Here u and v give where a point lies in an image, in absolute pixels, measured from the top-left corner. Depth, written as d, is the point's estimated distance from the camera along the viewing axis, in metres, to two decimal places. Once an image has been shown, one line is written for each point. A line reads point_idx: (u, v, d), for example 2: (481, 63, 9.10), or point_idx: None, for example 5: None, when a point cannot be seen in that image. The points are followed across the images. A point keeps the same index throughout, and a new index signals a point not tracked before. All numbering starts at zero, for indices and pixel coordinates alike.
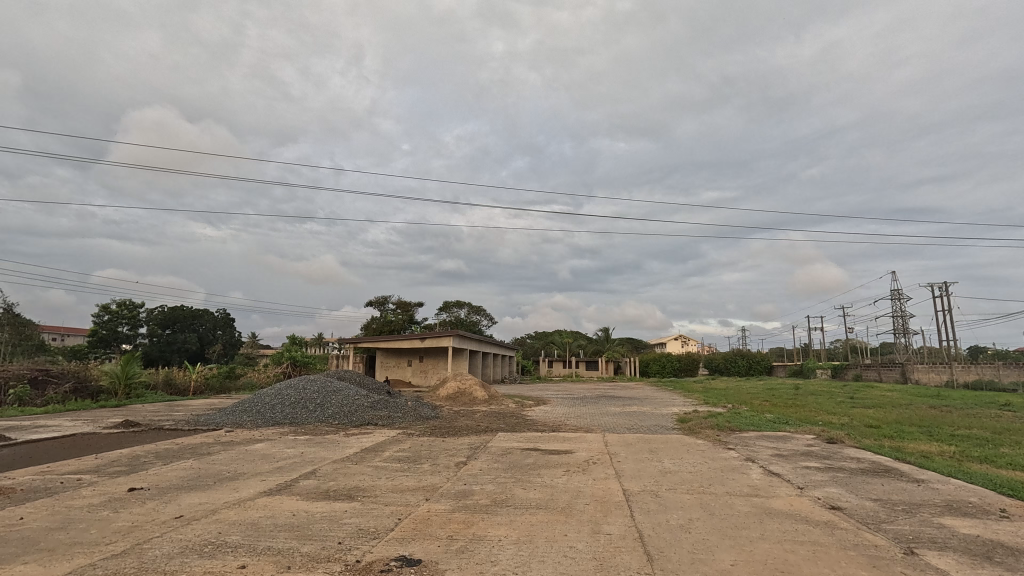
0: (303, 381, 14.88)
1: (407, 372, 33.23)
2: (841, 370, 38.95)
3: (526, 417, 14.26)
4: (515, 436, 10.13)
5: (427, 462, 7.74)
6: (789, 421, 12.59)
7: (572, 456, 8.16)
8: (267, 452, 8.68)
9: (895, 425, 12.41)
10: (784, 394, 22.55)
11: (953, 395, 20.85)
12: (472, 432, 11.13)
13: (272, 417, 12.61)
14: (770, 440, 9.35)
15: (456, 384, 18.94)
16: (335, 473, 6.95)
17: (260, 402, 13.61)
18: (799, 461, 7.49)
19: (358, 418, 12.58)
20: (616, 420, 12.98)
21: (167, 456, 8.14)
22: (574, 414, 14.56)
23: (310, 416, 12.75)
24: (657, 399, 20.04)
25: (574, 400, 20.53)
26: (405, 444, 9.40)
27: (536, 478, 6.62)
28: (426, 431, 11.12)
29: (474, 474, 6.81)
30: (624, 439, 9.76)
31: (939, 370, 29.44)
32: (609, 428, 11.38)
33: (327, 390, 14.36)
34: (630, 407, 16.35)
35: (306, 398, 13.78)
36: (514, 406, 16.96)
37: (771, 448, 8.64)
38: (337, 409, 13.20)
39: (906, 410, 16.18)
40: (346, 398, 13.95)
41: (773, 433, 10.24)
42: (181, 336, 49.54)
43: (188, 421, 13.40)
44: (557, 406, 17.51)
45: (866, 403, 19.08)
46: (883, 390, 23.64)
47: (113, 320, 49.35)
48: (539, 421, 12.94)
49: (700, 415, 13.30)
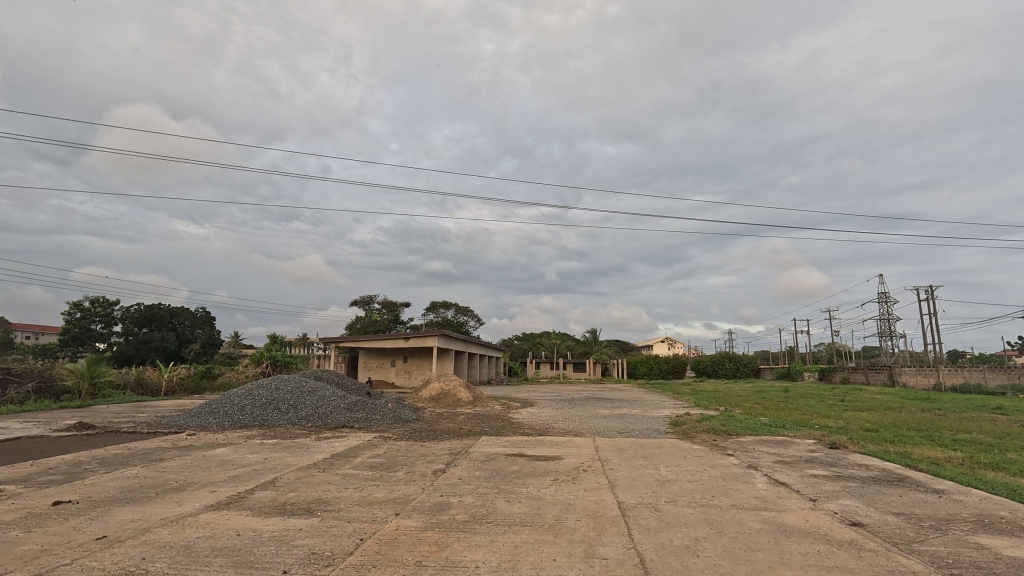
0: (276, 381, 14.05)
1: (390, 373, 32.41)
2: (828, 373, 38.89)
3: (512, 419, 13.61)
4: (500, 441, 9.48)
5: (402, 469, 7.04)
6: (786, 425, 12.10)
7: (561, 463, 7.51)
8: (226, 457, 7.90)
9: (893, 429, 11.99)
10: (774, 397, 22.16)
11: (943, 398, 20.64)
12: (454, 435, 10.44)
13: (241, 419, 11.80)
14: (769, 446, 8.81)
15: (439, 386, 18.24)
16: (296, 483, 6.21)
17: (228, 403, 12.76)
18: (805, 470, 6.94)
19: (333, 420, 11.81)
20: (606, 423, 12.40)
21: (112, 463, 7.33)
22: (562, 417, 13.92)
23: (282, 418, 11.96)
24: (647, 401, 19.51)
25: (561, 402, 19.91)
26: (380, 449, 8.69)
27: (521, 488, 5.96)
28: (405, 435, 10.41)
29: (453, 484, 6.14)
30: (617, 444, 9.16)
31: (927, 373, 29.35)
32: (600, 432, 10.78)
33: (302, 391, 13.55)
34: (620, 409, 15.75)
35: (278, 398, 12.98)
36: (499, 408, 16.28)
37: (773, 454, 8.11)
38: (311, 410, 12.41)
39: (900, 414, 15.82)
40: (322, 399, 13.18)
41: (772, 437, 9.73)
42: (158, 335, 48.07)
43: (150, 423, 12.51)
44: (544, 408, 16.88)
45: (858, 405, 18.74)
46: (872, 393, 23.45)
47: (86, 317, 47.78)
48: (526, 425, 12.27)
49: (693, 418, 12.75)
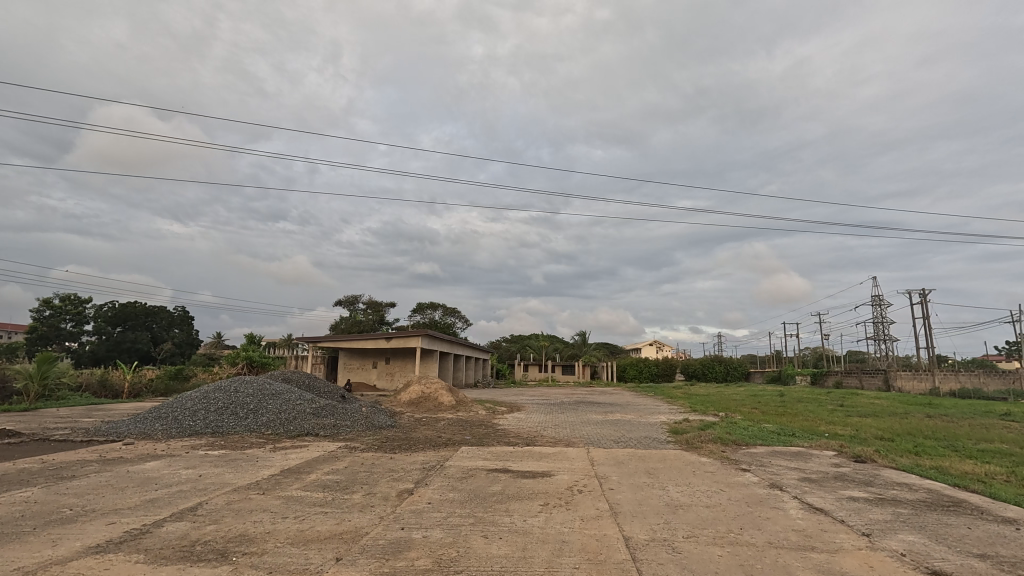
0: (237, 381, 12.70)
1: (371, 375, 31.03)
2: (821, 377, 38.22)
3: (497, 426, 12.47)
4: (483, 452, 8.36)
5: (360, 490, 5.84)
6: (796, 433, 11.10)
7: (552, 482, 6.37)
8: (153, 474, 6.61)
9: (910, 437, 11.06)
10: (770, 402, 21.28)
11: (944, 403, 19.91)
12: (429, 445, 9.25)
13: (190, 427, 10.45)
14: (788, 460, 7.75)
15: (419, 389, 17.00)
16: (223, 511, 4.97)
17: (179, 408, 11.38)
18: (839, 490, 5.88)
19: (296, 427, 10.56)
20: (600, 431, 11.30)
21: (6, 483, 6.00)
22: (552, 423, 12.81)
23: (239, 425, 10.65)
24: (641, 405, 18.44)
25: (550, 405, 18.82)
26: (341, 462, 7.46)
27: (501, 518, 4.80)
28: (373, 445, 9.20)
29: (418, 512, 4.95)
30: (616, 456, 8.07)
31: (922, 378, 28.77)
32: (594, 441, 9.65)
33: (264, 393, 12.22)
34: (613, 415, 14.70)
35: (237, 402, 11.64)
36: (483, 413, 15.11)
37: (795, 470, 7.05)
38: (272, 416, 11.12)
39: (906, 419, 15.03)
40: (287, 403, 11.89)
41: (788, 449, 8.66)
42: (131, 335, 46.17)
43: (87, 430, 11.06)
44: (532, 413, 15.71)
45: (861, 410, 17.90)
46: (870, 397, 22.74)
47: (55, 316, 45.69)
48: (511, 432, 11.13)
49: (694, 425, 11.71)
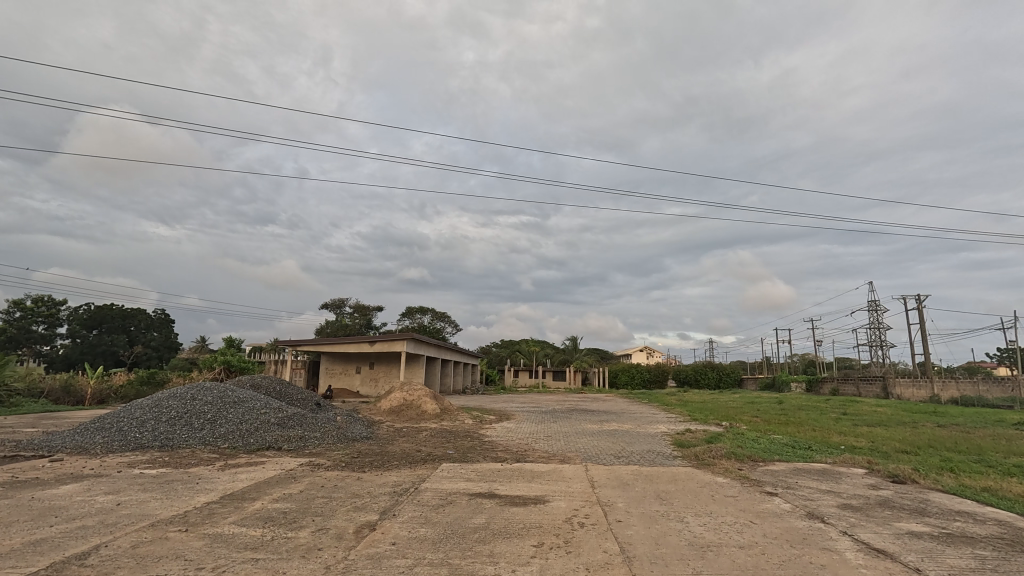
0: (196, 387, 11.44)
1: (355, 381, 29.76)
2: (816, 384, 37.52)
3: (484, 438, 11.40)
4: (467, 471, 7.24)
5: (310, 526, 4.70)
6: (811, 446, 10.16)
7: (546, 512, 5.26)
8: (59, 502, 5.38)
9: (934, 450, 10.13)
10: (770, 409, 20.45)
11: (948, 411, 19.18)
12: (405, 462, 8.11)
13: (135, 440, 9.20)
14: (816, 480, 6.77)
15: (401, 396, 15.84)
16: (121, 560, 3.80)
17: (125, 418, 10.11)
18: (894, 524, 4.85)
19: (256, 440, 9.37)
20: (598, 443, 10.28)
21: None
22: (543, 435, 11.76)
23: (192, 438, 9.44)
24: (637, 413, 17.46)
25: (542, 414, 17.79)
26: (296, 486, 6.29)
27: (482, 570, 3.69)
28: (340, 461, 8.04)
29: (378, 559, 3.85)
30: (620, 477, 7.02)
31: (920, 385, 28.14)
32: (591, 457, 8.61)
33: (225, 401, 10.99)
34: (609, 424, 13.70)
35: (193, 411, 10.40)
36: (470, 423, 13.97)
37: (830, 495, 6.05)
38: (231, 428, 9.91)
39: (918, 430, 14.13)
40: (250, 412, 10.67)
41: (811, 466, 7.68)
42: (108, 338, 44.49)
43: (17, 444, 9.71)
44: (522, 423, 14.64)
45: (868, 419, 17.06)
46: (872, 405, 21.97)
47: (27, 317, 43.82)
48: (500, 445, 10.09)
49: (699, 437, 10.74)
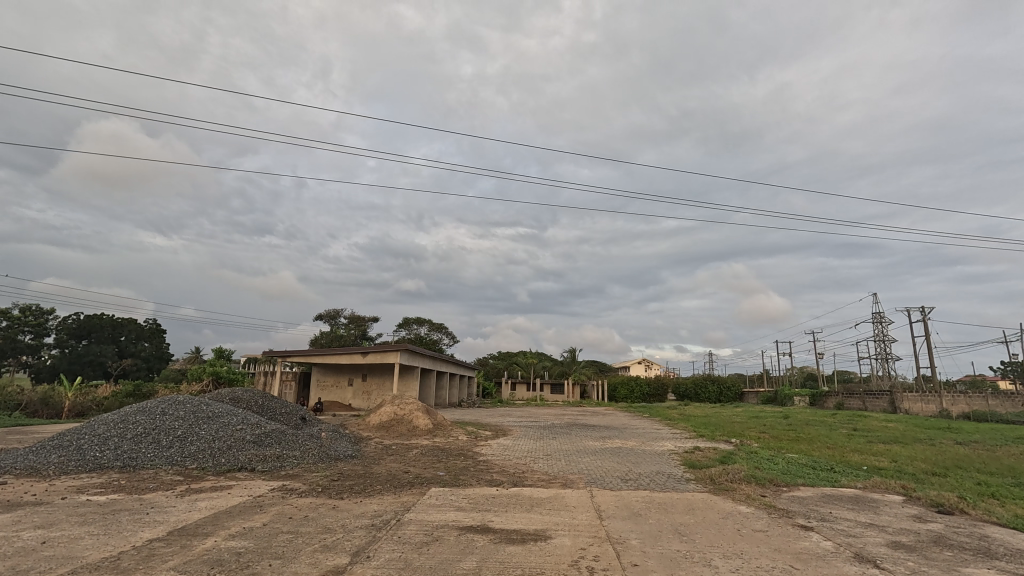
0: (168, 401, 10.61)
1: (347, 394, 28.83)
2: (820, 398, 36.79)
3: (479, 457, 10.58)
4: (458, 498, 6.41)
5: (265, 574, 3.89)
6: (832, 467, 9.41)
7: (549, 552, 4.46)
8: None
9: (966, 472, 9.38)
10: (776, 425, 19.68)
11: (963, 427, 18.43)
12: (390, 486, 7.29)
13: (93, 461, 8.34)
14: (851, 510, 6.02)
15: (391, 411, 14.99)
16: None
17: (86, 435, 9.24)
18: (963, 570, 4.08)
19: (227, 461, 8.53)
20: (602, 464, 9.51)
21: None
22: (541, 453, 10.97)
23: (158, 457, 8.61)
24: (640, 429, 16.66)
25: (540, 429, 16.97)
26: (261, 518, 5.47)
27: None
28: (316, 485, 7.22)
29: None
30: (630, 505, 6.22)
31: (929, 399, 27.40)
32: (596, 480, 7.81)
33: (198, 417, 10.14)
34: (612, 441, 12.93)
35: (161, 428, 9.56)
36: (464, 440, 13.12)
37: (875, 530, 5.26)
38: (201, 446, 9.08)
39: (937, 448, 13.40)
40: (224, 429, 9.84)
41: (841, 493, 6.93)
42: (96, 348, 43.42)
43: None
44: (519, 439, 13.82)
45: (881, 436, 16.31)
46: (881, 421, 21.25)
47: (13, 327, 42.74)
48: (496, 466, 9.30)
49: (710, 457, 9.96)
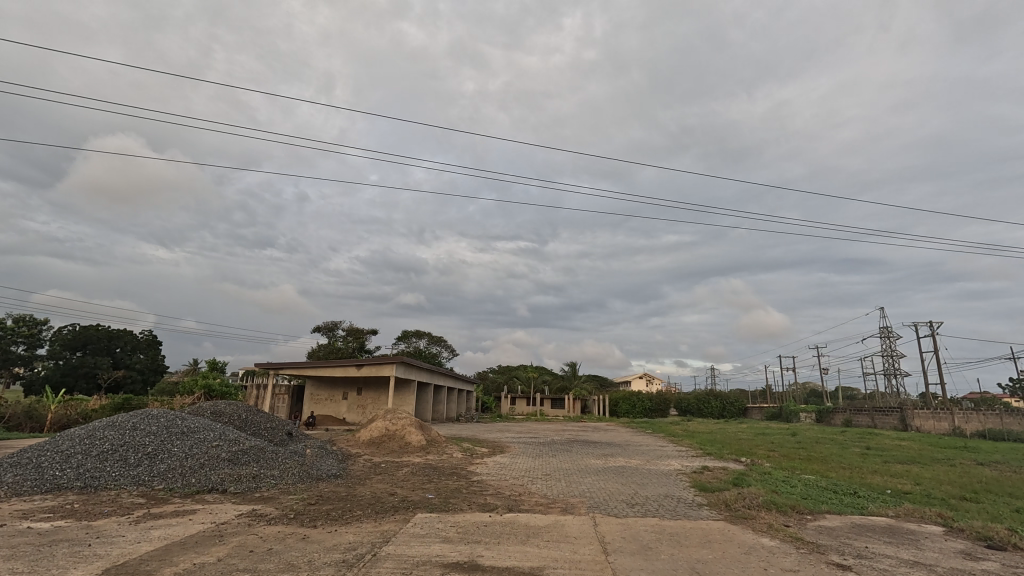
0: (140, 416, 9.92)
1: (341, 408, 28.06)
2: (827, 415, 35.89)
3: (473, 477, 9.85)
4: (446, 527, 5.70)
5: None
6: (855, 491, 8.70)
7: None
8: None
9: (1000, 497, 8.68)
10: (786, 443, 18.91)
11: (980, 447, 17.66)
12: (371, 510, 6.59)
13: (49, 480, 7.63)
14: (889, 545, 5.35)
15: (382, 426, 14.25)
16: None
17: (48, 451, 8.54)
18: None
19: (197, 481, 7.86)
20: (606, 485, 8.81)
21: None
22: (540, 473, 10.26)
23: (123, 477, 7.92)
24: (644, 447, 15.91)
25: (539, 446, 16.21)
26: (217, 552, 4.79)
27: None
28: (289, 510, 6.52)
29: None
30: (639, 537, 5.52)
31: (941, 417, 26.61)
32: (600, 505, 7.09)
33: (172, 432, 9.46)
34: (616, 460, 12.20)
35: (131, 444, 8.87)
36: (458, 458, 12.35)
37: (920, 569, 4.58)
38: (172, 465, 8.41)
39: (960, 469, 12.66)
40: (199, 445, 9.16)
41: (873, 523, 6.25)
42: (90, 359, 42.66)
43: None
44: (517, 457, 13.09)
45: (896, 456, 15.57)
46: (894, 439, 20.45)
47: (6, 337, 42.01)
48: (492, 488, 8.58)
49: (722, 479, 9.24)
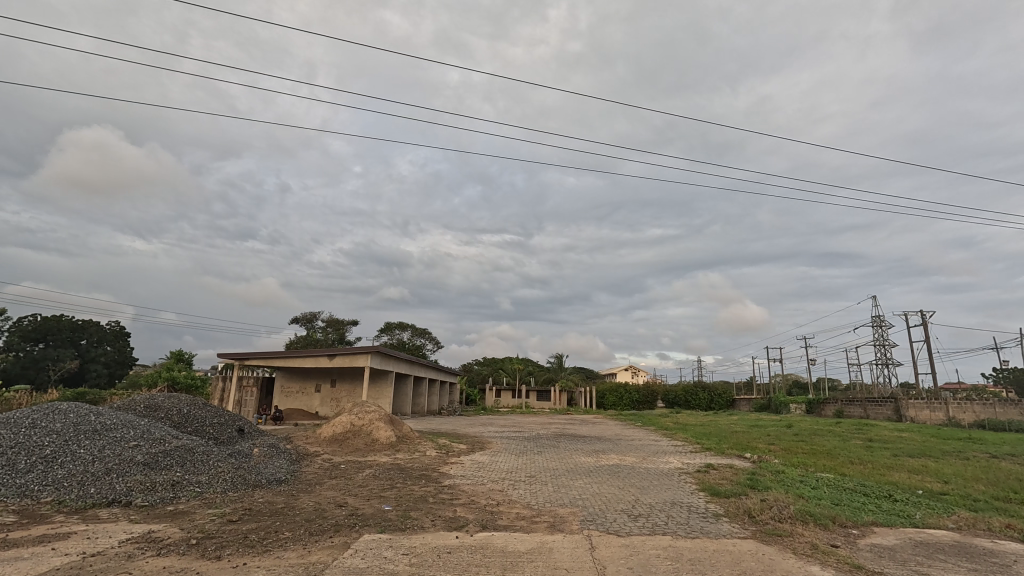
0: (45, 412, 8.31)
1: (314, 402, 26.46)
2: (817, 406, 35.28)
3: (442, 480, 8.44)
4: (397, 556, 4.29)
5: None
6: (889, 493, 7.48)
7: None
8: None
9: None
10: (786, 435, 17.87)
11: (987, 439, 16.80)
12: (305, 531, 5.12)
13: None
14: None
15: (348, 420, 12.74)
16: None
17: None
18: None
19: (94, 492, 6.29)
20: (604, 490, 7.45)
21: None
22: (523, 474, 8.87)
23: (3, 487, 6.34)
24: (638, 441, 14.67)
25: (527, 441, 14.90)
26: None
27: None
28: (194, 532, 5.01)
29: None
30: (650, 568, 4.14)
31: (936, 407, 25.89)
32: (595, 518, 5.74)
33: (79, 431, 7.85)
34: (609, 457, 10.84)
35: (25, 446, 7.26)
36: (430, 457, 10.91)
37: None
38: (70, 471, 6.83)
39: (982, 464, 11.62)
40: (112, 446, 7.60)
41: (933, 538, 5.03)
42: (52, 352, 40.17)
43: None
44: (500, 455, 11.71)
45: (906, 449, 14.57)
46: (893, 431, 19.61)
47: None
48: (464, 495, 7.15)
49: (729, 480, 8.04)
